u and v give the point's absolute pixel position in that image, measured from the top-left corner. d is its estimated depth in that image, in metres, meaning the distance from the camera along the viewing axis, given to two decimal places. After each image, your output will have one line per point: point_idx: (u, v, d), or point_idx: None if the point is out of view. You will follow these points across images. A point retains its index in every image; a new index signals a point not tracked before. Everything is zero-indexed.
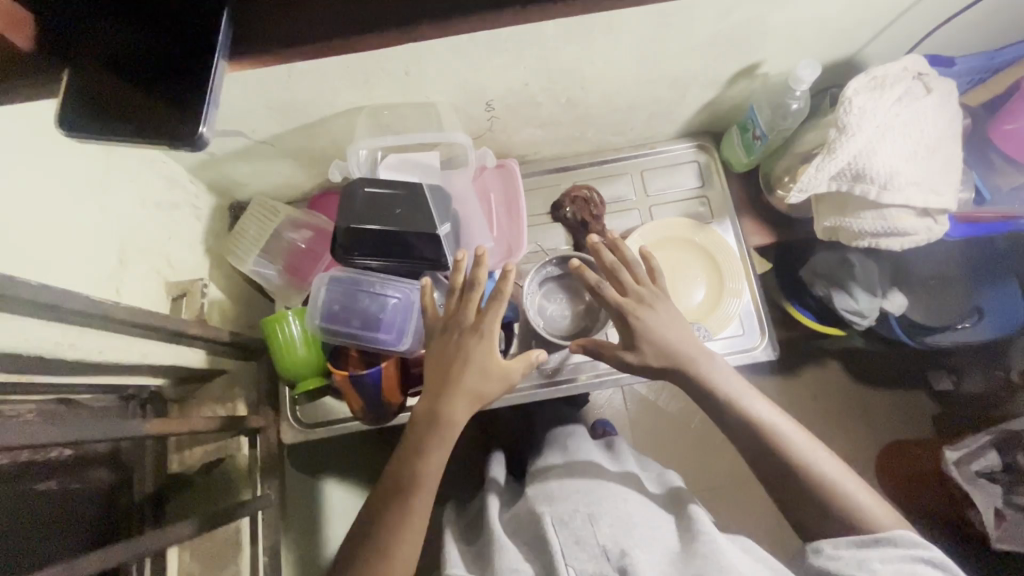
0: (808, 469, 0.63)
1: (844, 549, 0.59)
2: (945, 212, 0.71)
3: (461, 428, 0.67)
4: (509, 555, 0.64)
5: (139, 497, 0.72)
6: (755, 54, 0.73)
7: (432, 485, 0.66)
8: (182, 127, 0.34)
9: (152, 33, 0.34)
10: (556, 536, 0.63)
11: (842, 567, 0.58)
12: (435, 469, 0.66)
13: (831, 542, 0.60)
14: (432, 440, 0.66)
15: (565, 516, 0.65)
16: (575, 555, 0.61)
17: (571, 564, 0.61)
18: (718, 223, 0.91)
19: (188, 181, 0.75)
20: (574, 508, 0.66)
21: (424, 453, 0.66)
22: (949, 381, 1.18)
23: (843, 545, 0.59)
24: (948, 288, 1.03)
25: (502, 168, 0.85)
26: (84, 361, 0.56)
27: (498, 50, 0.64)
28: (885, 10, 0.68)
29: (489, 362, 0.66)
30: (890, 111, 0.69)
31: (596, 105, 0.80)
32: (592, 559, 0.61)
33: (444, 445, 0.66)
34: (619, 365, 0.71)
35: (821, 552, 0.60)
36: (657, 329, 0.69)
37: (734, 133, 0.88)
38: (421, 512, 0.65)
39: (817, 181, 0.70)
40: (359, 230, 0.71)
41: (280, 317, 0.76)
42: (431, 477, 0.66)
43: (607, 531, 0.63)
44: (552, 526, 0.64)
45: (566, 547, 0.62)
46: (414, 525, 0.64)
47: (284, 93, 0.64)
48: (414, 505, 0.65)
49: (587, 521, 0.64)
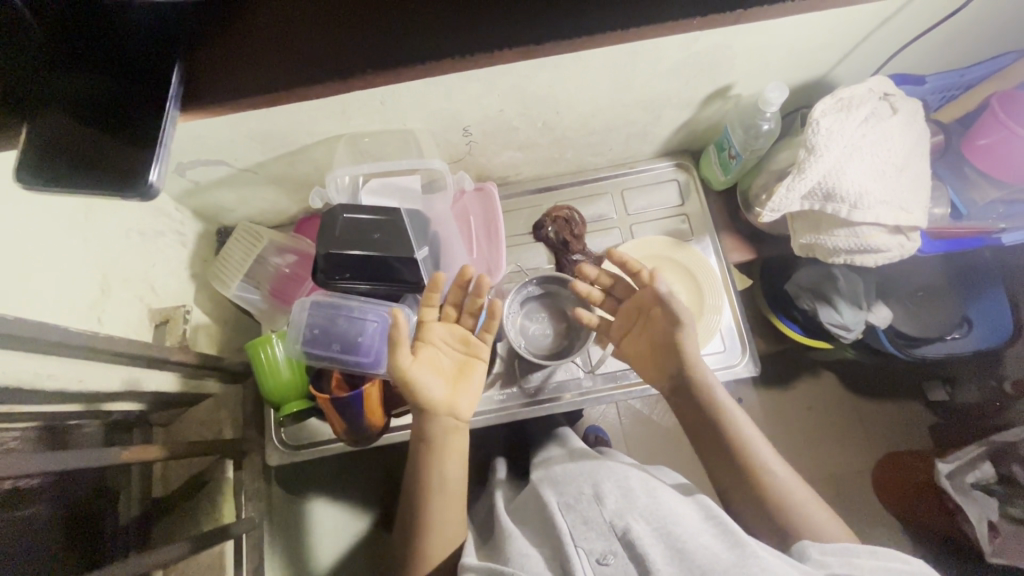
0: (786, 505, 0.61)
1: (836, 558, 0.54)
2: (917, 228, 0.73)
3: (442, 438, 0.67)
4: (518, 542, 0.62)
5: (123, 522, 0.73)
6: (724, 78, 0.75)
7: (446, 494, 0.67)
8: (134, 167, 0.36)
9: (97, 78, 0.36)
10: (563, 517, 0.62)
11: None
12: (450, 475, 0.67)
13: (819, 546, 0.55)
14: (424, 453, 0.67)
15: (572, 500, 0.64)
16: (583, 535, 0.60)
17: (581, 544, 0.59)
18: (698, 241, 0.92)
19: (174, 210, 0.77)
20: (580, 491, 0.65)
21: (424, 467, 0.67)
22: (944, 391, 1.17)
23: (833, 553, 0.54)
24: (936, 301, 1.03)
25: (481, 192, 0.87)
26: (63, 390, 0.56)
27: (470, 80, 0.66)
28: (849, 34, 0.70)
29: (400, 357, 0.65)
30: (856, 132, 0.70)
31: (573, 128, 0.82)
32: (601, 537, 0.59)
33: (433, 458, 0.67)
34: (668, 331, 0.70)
35: (810, 557, 0.55)
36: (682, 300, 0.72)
37: (711, 153, 0.90)
38: (445, 517, 0.66)
39: (788, 200, 0.71)
40: (338, 255, 0.72)
41: (264, 339, 0.77)
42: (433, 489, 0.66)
43: (612, 506, 0.61)
44: (558, 509, 0.63)
45: (574, 528, 0.61)
46: (439, 532, 0.65)
47: (263, 125, 0.66)
48: (431, 516, 0.65)
49: (593, 501, 0.63)
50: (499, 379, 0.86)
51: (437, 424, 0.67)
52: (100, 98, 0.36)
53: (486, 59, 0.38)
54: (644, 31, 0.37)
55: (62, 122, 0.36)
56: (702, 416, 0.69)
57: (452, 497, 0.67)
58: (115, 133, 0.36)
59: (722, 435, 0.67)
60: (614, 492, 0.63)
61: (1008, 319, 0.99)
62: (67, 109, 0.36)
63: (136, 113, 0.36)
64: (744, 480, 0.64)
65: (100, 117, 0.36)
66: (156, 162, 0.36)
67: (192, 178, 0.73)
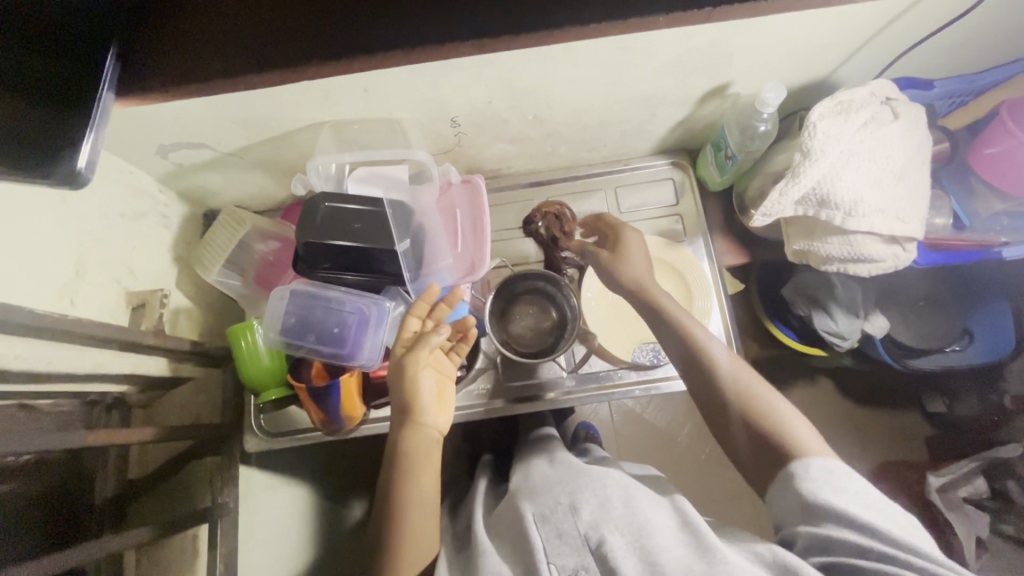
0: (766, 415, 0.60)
1: (826, 478, 0.53)
2: (913, 240, 0.70)
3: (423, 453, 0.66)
4: (491, 559, 0.61)
5: (99, 501, 0.73)
6: (721, 76, 0.72)
7: (428, 507, 0.65)
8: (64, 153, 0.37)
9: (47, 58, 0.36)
10: (538, 533, 0.61)
11: (818, 490, 0.53)
12: (429, 490, 0.65)
13: (813, 466, 0.55)
14: (402, 468, 0.65)
15: (547, 511, 0.63)
16: (558, 551, 0.59)
17: (553, 560, 0.58)
18: (691, 243, 0.90)
19: (157, 191, 0.77)
20: (556, 501, 0.64)
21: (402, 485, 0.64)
22: (943, 404, 1.13)
23: (825, 474, 0.54)
24: (938, 311, 1.00)
25: (468, 184, 0.83)
26: (31, 372, 0.56)
27: (456, 70, 0.64)
28: (853, 35, 0.67)
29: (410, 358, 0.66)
30: (854, 137, 0.67)
31: (565, 122, 0.80)
32: (573, 552, 0.58)
33: (413, 473, 0.65)
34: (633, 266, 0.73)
35: (810, 486, 0.53)
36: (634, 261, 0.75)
37: (708, 152, 0.88)
38: (418, 534, 0.64)
39: (780, 205, 0.70)
40: (317, 244, 0.71)
41: (244, 325, 0.76)
42: (412, 504, 0.64)
43: (588, 519, 0.60)
44: (535, 523, 0.62)
45: (547, 543, 0.60)
46: (412, 547, 0.63)
47: (244, 110, 0.65)
48: (406, 529, 0.63)
49: (569, 513, 0.62)
50: (481, 374, 0.85)
51: (420, 436, 0.66)
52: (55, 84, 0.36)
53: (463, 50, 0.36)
54: (635, 27, 0.35)
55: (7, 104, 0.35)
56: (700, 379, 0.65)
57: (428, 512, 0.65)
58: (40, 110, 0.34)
59: (687, 357, 0.66)
60: (590, 502, 0.62)
61: (1010, 331, 0.97)
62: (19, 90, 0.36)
63: (77, 99, 0.37)
64: (723, 407, 0.63)
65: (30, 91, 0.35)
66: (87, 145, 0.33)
67: (175, 160, 0.73)
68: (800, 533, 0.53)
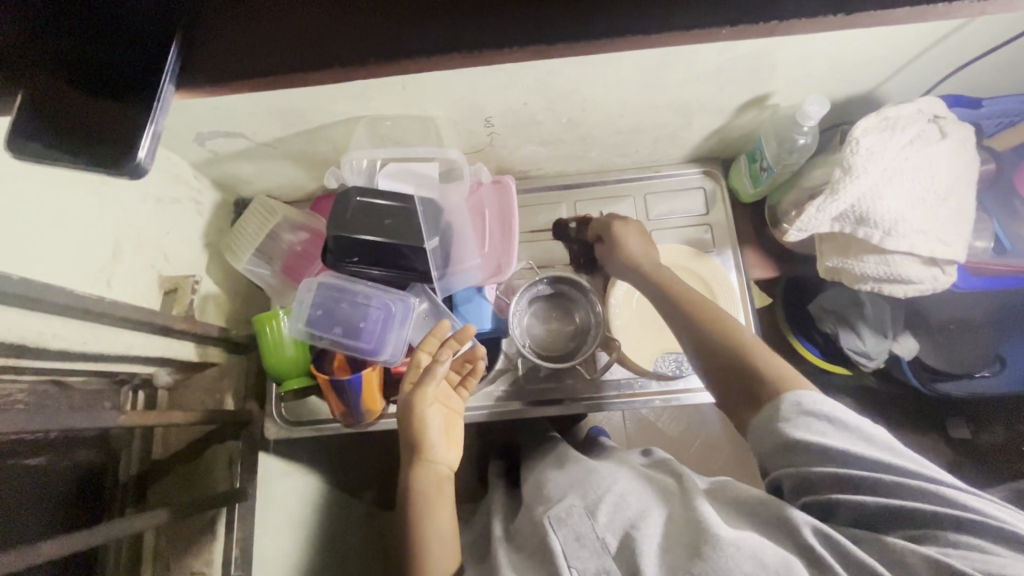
0: (783, 377, 0.57)
1: (808, 419, 0.52)
2: (954, 262, 0.68)
3: (435, 488, 0.65)
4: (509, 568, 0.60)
5: (122, 480, 0.74)
6: (762, 87, 0.71)
7: (447, 531, 0.63)
8: (113, 133, 0.32)
9: None
10: (555, 536, 0.60)
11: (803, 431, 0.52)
12: (444, 522, 0.64)
13: (794, 411, 0.53)
14: (415, 504, 0.64)
15: (563, 514, 0.62)
16: (576, 555, 0.57)
17: (574, 564, 0.56)
18: (719, 253, 0.89)
19: (192, 177, 0.78)
20: (571, 505, 0.63)
21: (415, 522, 0.63)
22: (967, 430, 1.11)
23: (803, 416, 0.53)
24: (970, 335, 0.97)
25: (498, 184, 0.83)
26: (68, 351, 0.57)
27: (496, 71, 0.64)
28: (903, 50, 0.65)
29: (416, 394, 0.65)
30: (898, 155, 0.66)
31: (598, 127, 0.79)
32: (593, 555, 0.57)
33: (427, 506, 0.64)
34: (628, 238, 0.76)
35: (791, 432, 0.52)
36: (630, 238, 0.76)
37: (743, 162, 0.86)
38: (440, 557, 0.62)
39: (816, 221, 0.68)
40: (347, 239, 0.71)
41: (271, 314, 0.77)
42: (430, 535, 0.62)
43: (605, 521, 0.60)
44: (551, 526, 0.61)
45: (567, 547, 0.58)
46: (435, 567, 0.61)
47: (283, 101, 0.65)
48: (426, 555, 0.62)
49: (585, 515, 0.61)
50: (502, 375, 0.85)
51: (428, 472, 0.65)
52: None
53: None
54: None
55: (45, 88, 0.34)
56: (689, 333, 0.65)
57: (446, 534, 0.63)
58: (72, 85, 0.32)
59: (693, 321, 0.65)
60: (606, 504, 0.61)
61: None
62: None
63: None
64: (744, 370, 0.59)
65: (51, 61, 0.32)
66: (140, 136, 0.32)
67: (211, 148, 0.74)
68: (783, 476, 0.53)
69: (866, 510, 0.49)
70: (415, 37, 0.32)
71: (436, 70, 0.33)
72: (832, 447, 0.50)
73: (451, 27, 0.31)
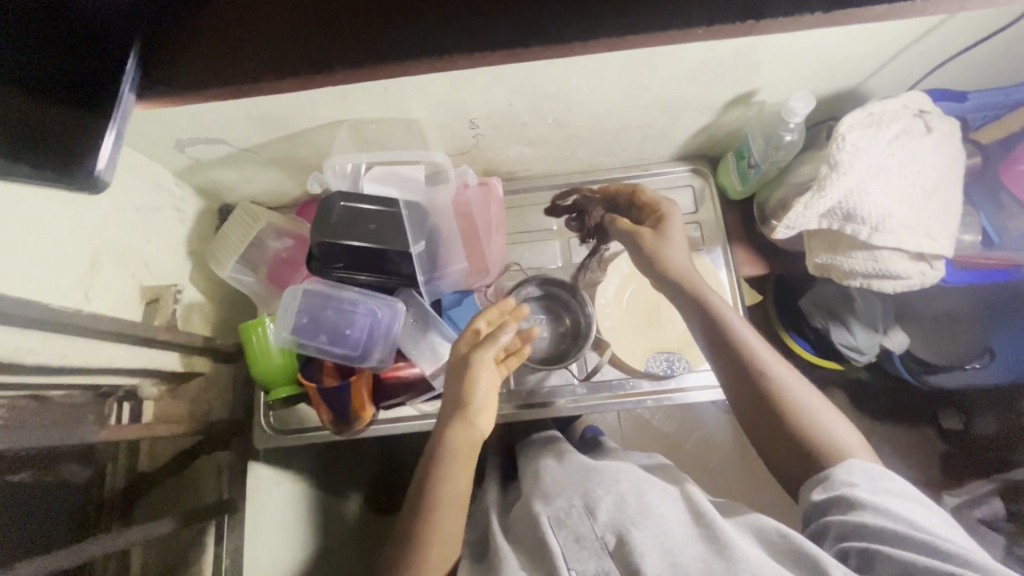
0: (812, 428, 0.60)
1: (863, 477, 0.55)
2: (941, 257, 0.68)
3: (466, 457, 0.64)
4: (512, 563, 0.60)
5: (109, 493, 0.73)
6: (747, 84, 0.71)
7: (457, 511, 0.64)
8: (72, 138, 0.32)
9: None
10: (554, 536, 0.60)
11: (852, 486, 0.54)
12: (460, 495, 0.64)
13: (846, 468, 0.56)
14: (440, 463, 0.63)
15: (562, 514, 0.62)
16: (576, 556, 0.58)
17: (573, 566, 0.57)
18: (709, 251, 0.88)
19: (174, 185, 0.77)
20: (570, 504, 0.63)
21: (437, 478, 0.63)
22: (959, 421, 1.11)
23: (860, 473, 0.55)
24: (958, 328, 0.97)
25: (485, 186, 0.82)
26: (46, 366, 0.56)
27: (478, 72, 0.63)
28: (887, 45, 0.65)
29: (469, 360, 0.65)
30: (884, 151, 0.65)
31: (585, 126, 0.78)
32: (593, 556, 0.57)
33: (453, 471, 0.63)
34: (676, 236, 0.71)
35: (845, 488, 0.54)
36: (672, 237, 0.70)
37: (730, 160, 0.86)
38: (444, 537, 0.63)
39: (805, 218, 0.68)
40: (331, 245, 0.70)
41: (258, 322, 0.76)
42: (444, 507, 0.63)
43: (604, 520, 0.59)
44: (549, 526, 0.61)
45: (566, 548, 0.58)
46: (438, 549, 0.63)
47: (263, 107, 0.64)
48: (434, 530, 0.63)
49: (584, 515, 0.61)
50: None
51: (465, 434, 0.64)
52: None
53: None
54: None
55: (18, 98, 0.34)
56: (726, 349, 0.65)
57: (456, 514, 0.64)
58: (34, 95, 0.32)
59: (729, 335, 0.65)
60: (606, 503, 0.61)
61: None
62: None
63: None
64: (772, 400, 0.62)
65: (22, 75, 0.32)
66: (100, 144, 0.32)
67: (192, 155, 0.73)
68: (830, 523, 0.53)
69: (900, 565, 0.47)
70: (379, 45, 0.31)
71: (405, 76, 0.33)
72: (880, 504, 0.52)
73: (419, 32, 0.31)
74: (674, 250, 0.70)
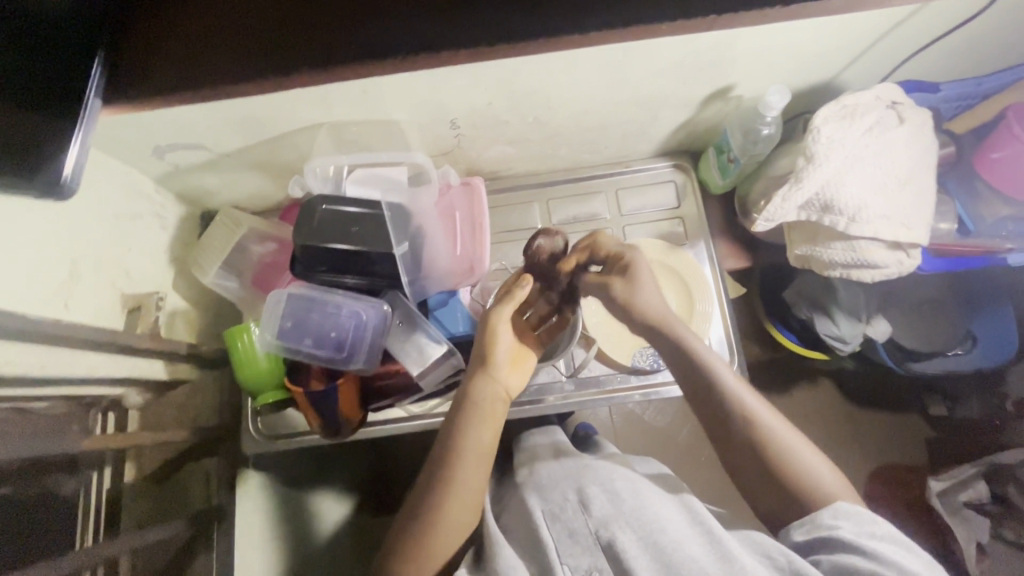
0: (779, 448, 0.60)
1: (850, 519, 0.55)
2: (917, 245, 0.69)
3: (490, 408, 0.65)
4: (506, 551, 0.59)
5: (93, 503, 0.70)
6: (724, 79, 0.72)
7: (476, 474, 0.63)
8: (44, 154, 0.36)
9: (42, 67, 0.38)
10: (548, 532, 0.61)
11: (840, 530, 0.55)
12: (484, 446, 0.64)
13: (832, 511, 0.56)
14: (464, 413, 0.64)
15: (557, 509, 0.62)
16: (569, 551, 0.59)
17: (567, 560, 0.59)
18: (692, 246, 0.89)
19: (154, 191, 0.76)
20: (565, 498, 0.63)
21: (460, 428, 0.64)
22: (943, 407, 1.13)
23: (847, 516, 0.56)
24: (940, 315, 0.99)
25: (467, 186, 0.83)
26: (24, 376, 0.55)
27: (457, 71, 0.63)
28: (859, 38, 0.66)
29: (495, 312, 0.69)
30: (859, 142, 0.67)
31: (566, 123, 0.79)
32: (586, 552, 0.59)
33: (476, 421, 0.64)
34: (645, 290, 0.66)
35: (832, 530, 0.55)
36: (640, 289, 0.67)
37: (711, 155, 0.87)
38: (461, 498, 0.62)
39: (783, 210, 0.69)
40: (315, 247, 0.70)
41: (242, 327, 0.76)
42: (468, 453, 0.63)
43: (599, 516, 0.60)
44: (544, 521, 0.62)
45: (560, 543, 0.60)
46: (452, 516, 0.61)
47: (241, 112, 0.64)
48: (454, 492, 0.61)
49: (579, 510, 0.61)
50: None
51: (489, 386, 0.66)
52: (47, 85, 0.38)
53: (436, 61, 0.36)
54: (611, 40, 0.35)
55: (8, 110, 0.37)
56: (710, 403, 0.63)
57: (477, 476, 0.63)
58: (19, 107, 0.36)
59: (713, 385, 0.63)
60: (599, 498, 0.61)
61: (1012, 335, 0.97)
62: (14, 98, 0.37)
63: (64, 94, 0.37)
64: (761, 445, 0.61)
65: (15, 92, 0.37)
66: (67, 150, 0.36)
67: (171, 161, 0.72)
68: (819, 563, 0.54)
69: None
70: None
71: None
72: (868, 548, 0.52)
73: None
74: (647, 305, 0.66)
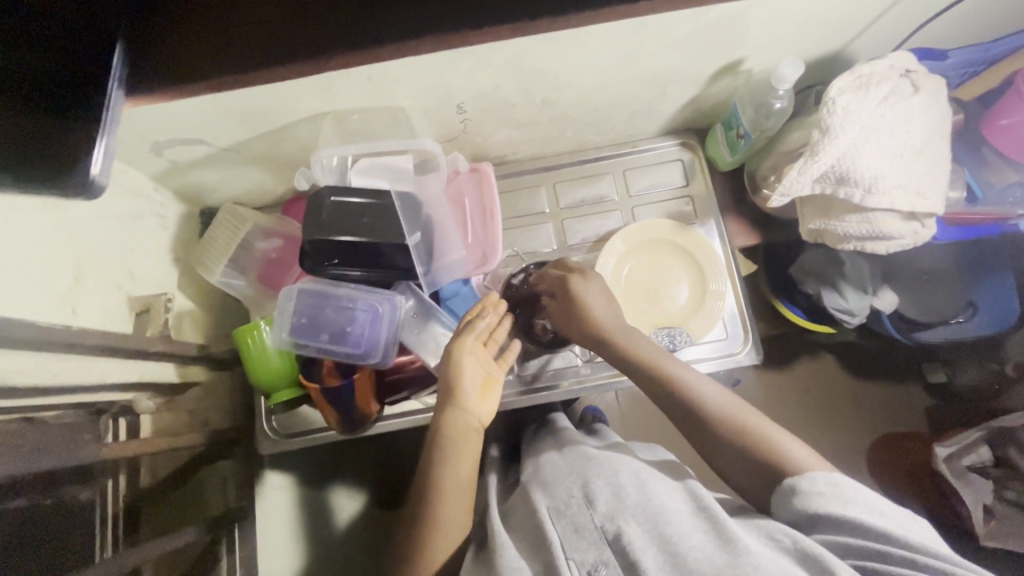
0: (763, 451, 0.60)
1: (829, 488, 0.53)
2: (933, 215, 0.69)
3: (464, 438, 0.65)
4: (509, 552, 0.58)
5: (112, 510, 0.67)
6: (735, 53, 0.70)
7: (459, 495, 0.63)
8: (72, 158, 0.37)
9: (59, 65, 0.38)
10: (553, 527, 0.58)
11: (827, 504, 0.52)
12: (462, 475, 0.63)
13: (808, 480, 0.55)
14: (438, 446, 0.64)
15: (562, 505, 0.61)
16: (575, 546, 0.56)
17: (572, 555, 0.55)
18: (702, 225, 0.89)
19: (153, 190, 0.74)
20: (570, 495, 0.61)
21: (437, 462, 0.64)
22: (944, 374, 1.15)
23: (825, 484, 0.54)
24: (940, 284, 0.99)
25: (476, 172, 0.81)
26: (38, 386, 0.53)
27: (464, 53, 0.61)
28: (873, 5, 0.65)
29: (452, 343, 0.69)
30: (874, 112, 0.66)
31: (574, 103, 0.77)
32: (591, 546, 0.56)
33: (450, 453, 0.64)
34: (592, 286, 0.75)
35: (820, 506, 0.52)
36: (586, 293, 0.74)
37: (719, 131, 0.86)
38: (447, 525, 0.62)
39: (799, 184, 0.68)
40: (326, 241, 0.69)
41: (252, 325, 0.74)
42: (448, 484, 0.63)
43: (604, 510, 0.58)
44: (549, 517, 0.60)
45: (565, 538, 0.57)
46: (437, 540, 0.62)
47: (244, 103, 0.62)
48: (436, 516, 0.62)
49: (583, 505, 0.59)
50: None
51: (460, 417, 0.65)
52: (61, 94, 0.38)
53: None
54: None
55: (32, 117, 0.37)
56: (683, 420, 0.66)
57: (459, 494, 0.63)
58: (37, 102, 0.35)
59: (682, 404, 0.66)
60: (605, 493, 0.60)
61: (1013, 302, 0.96)
62: (30, 109, 0.37)
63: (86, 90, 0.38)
64: (743, 458, 0.61)
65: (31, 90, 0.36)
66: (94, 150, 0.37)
67: (170, 157, 0.70)
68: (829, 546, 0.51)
69: None
70: None
71: None
72: (865, 519, 0.50)
73: None
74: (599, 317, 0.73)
